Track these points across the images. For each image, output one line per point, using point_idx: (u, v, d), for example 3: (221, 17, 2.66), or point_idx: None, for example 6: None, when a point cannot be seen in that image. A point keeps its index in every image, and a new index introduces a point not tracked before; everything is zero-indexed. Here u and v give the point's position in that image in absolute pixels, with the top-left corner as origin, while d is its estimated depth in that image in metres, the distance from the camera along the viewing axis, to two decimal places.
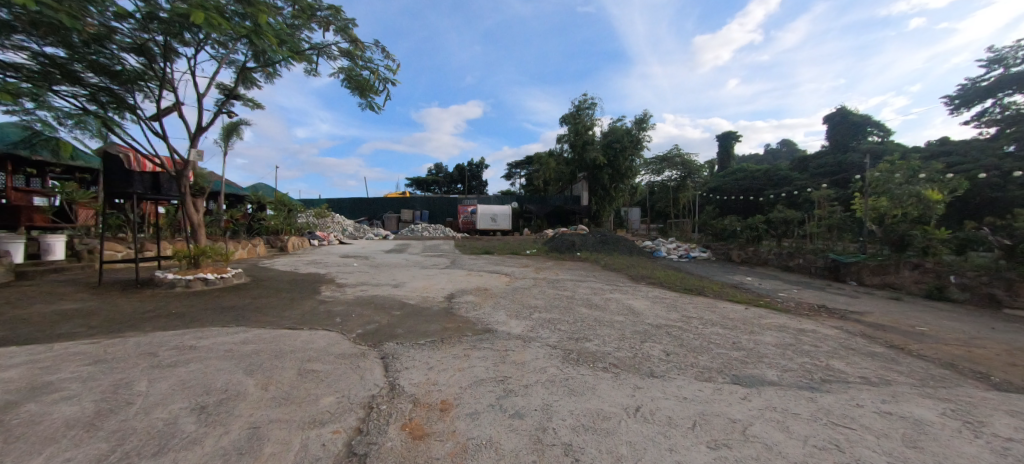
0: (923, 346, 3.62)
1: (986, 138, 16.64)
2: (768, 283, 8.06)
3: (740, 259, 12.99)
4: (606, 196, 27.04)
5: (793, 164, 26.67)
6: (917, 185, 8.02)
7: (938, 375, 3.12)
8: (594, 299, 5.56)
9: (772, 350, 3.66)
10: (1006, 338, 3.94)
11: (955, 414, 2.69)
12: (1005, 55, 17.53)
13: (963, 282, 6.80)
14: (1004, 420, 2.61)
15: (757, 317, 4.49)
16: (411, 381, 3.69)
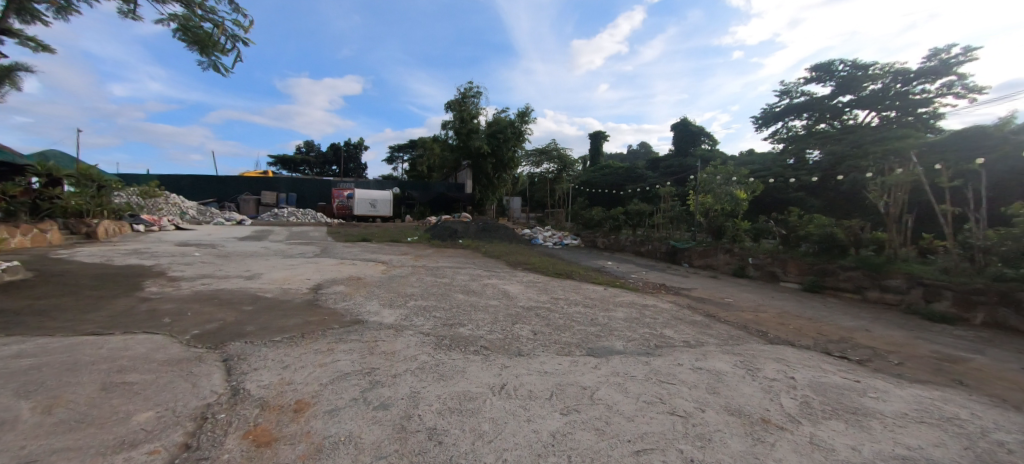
0: (727, 313, 4.52)
1: (777, 152, 21.63)
2: (625, 267, 9.24)
3: (604, 245, 14.67)
4: (489, 185, 27.73)
5: (648, 164, 31.13)
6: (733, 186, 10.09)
7: (736, 335, 3.91)
8: (471, 285, 5.65)
9: (621, 324, 4.17)
10: (778, 303, 5.17)
11: (743, 364, 3.42)
12: (789, 89, 23.02)
13: (757, 262, 8.59)
14: (773, 365, 3.41)
15: (613, 296, 5.07)
16: (259, 383, 3.23)
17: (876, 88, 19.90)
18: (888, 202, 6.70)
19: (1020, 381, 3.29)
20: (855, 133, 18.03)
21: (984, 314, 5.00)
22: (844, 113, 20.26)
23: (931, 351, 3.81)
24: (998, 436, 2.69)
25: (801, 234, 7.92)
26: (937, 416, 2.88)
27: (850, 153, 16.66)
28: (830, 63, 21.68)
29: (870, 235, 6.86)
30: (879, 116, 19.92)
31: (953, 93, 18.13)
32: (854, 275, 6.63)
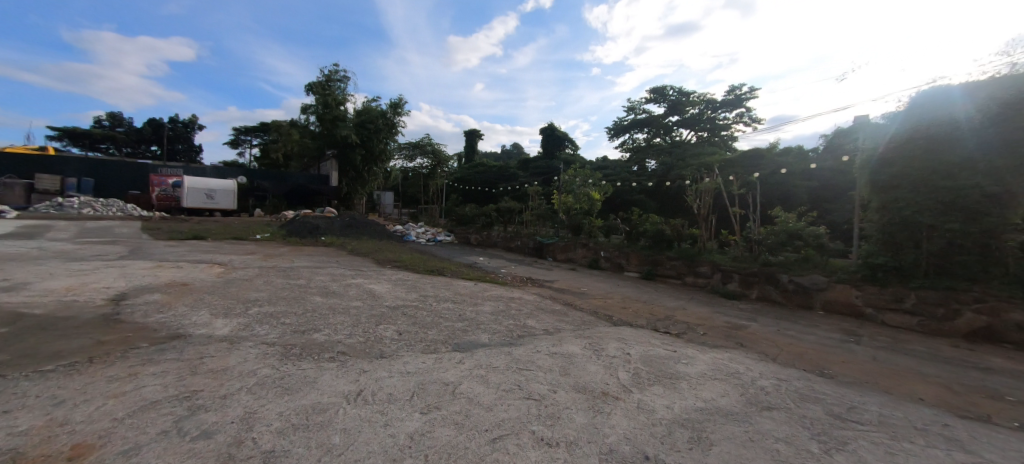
0: (582, 301, 5.07)
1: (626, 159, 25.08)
2: (496, 262, 9.64)
3: (477, 242, 15.35)
4: (358, 178, 26.00)
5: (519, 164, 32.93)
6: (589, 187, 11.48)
7: (587, 320, 4.43)
8: (332, 286, 5.20)
9: (487, 317, 4.32)
10: (622, 290, 6.02)
11: (591, 346, 3.89)
12: (635, 106, 26.71)
13: (608, 256, 9.79)
14: (615, 345, 3.95)
15: (482, 290, 5.21)
16: (7, 431, 2.30)
17: (695, 112, 24.31)
18: (701, 204, 8.35)
19: (774, 338, 4.44)
20: (680, 147, 22.22)
21: (758, 291, 6.62)
22: (673, 131, 24.68)
23: (724, 321, 4.86)
24: (761, 381, 3.57)
25: (640, 231, 9.23)
26: (725, 372, 3.68)
27: (676, 164, 20.04)
28: (663, 88, 25.11)
29: (688, 231, 8.42)
30: (696, 134, 24.40)
31: (743, 122, 23.53)
32: (676, 265, 8.05)
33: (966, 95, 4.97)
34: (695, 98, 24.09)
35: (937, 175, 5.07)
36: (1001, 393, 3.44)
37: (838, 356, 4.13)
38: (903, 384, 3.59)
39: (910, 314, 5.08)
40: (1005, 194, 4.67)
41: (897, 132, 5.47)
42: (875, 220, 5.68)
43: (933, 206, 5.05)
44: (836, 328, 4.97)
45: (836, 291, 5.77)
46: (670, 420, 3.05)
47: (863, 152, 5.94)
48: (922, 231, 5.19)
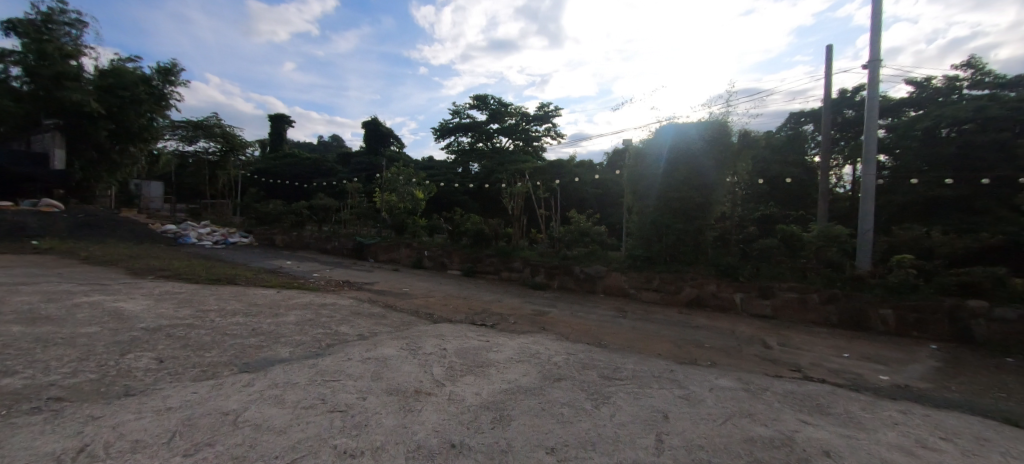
0: (402, 302, 5.22)
1: (451, 161, 25.82)
2: (306, 266, 8.75)
3: (283, 243, 13.64)
4: (98, 161, 19.55)
5: (338, 159, 27.84)
6: (411, 187, 11.81)
7: (407, 321, 4.65)
8: (44, 310, 3.83)
9: (291, 329, 4.11)
10: (441, 288, 6.42)
11: (407, 346, 4.03)
12: (459, 110, 27.26)
13: (430, 255, 9.94)
14: (432, 341, 4.17)
15: (286, 298, 5.12)
16: None
17: (512, 122, 26.02)
18: (514, 205, 9.34)
19: (565, 319, 5.35)
20: (499, 154, 24.02)
21: (558, 281, 7.75)
22: (493, 137, 25.70)
23: (531, 309, 5.62)
24: (555, 358, 4.19)
25: (461, 230, 9.68)
26: (528, 354, 4.20)
27: (496, 170, 22.25)
28: (485, 95, 26.34)
29: (504, 230, 9.21)
30: (513, 143, 26.17)
31: (550, 135, 27.02)
32: (494, 261, 8.75)
33: (701, 136, 6.68)
34: (512, 109, 25.89)
35: (670, 188, 6.83)
36: (702, 342, 4.93)
37: (609, 328, 5.23)
38: (648, 344, 4.79)
39: (657, 291, 6.77)
40: (706, 205, 6.71)
41: (648, 154, 7.11)
42: (637, 221, 7.36)
43: (671, 212, 6.83)
44: (612, 307, 6.28)
45: (612, 278, 7.22)
46: (477, 406, 3.27)
47: (627, 168, 7.53)
48: (661, 229, 6.97)
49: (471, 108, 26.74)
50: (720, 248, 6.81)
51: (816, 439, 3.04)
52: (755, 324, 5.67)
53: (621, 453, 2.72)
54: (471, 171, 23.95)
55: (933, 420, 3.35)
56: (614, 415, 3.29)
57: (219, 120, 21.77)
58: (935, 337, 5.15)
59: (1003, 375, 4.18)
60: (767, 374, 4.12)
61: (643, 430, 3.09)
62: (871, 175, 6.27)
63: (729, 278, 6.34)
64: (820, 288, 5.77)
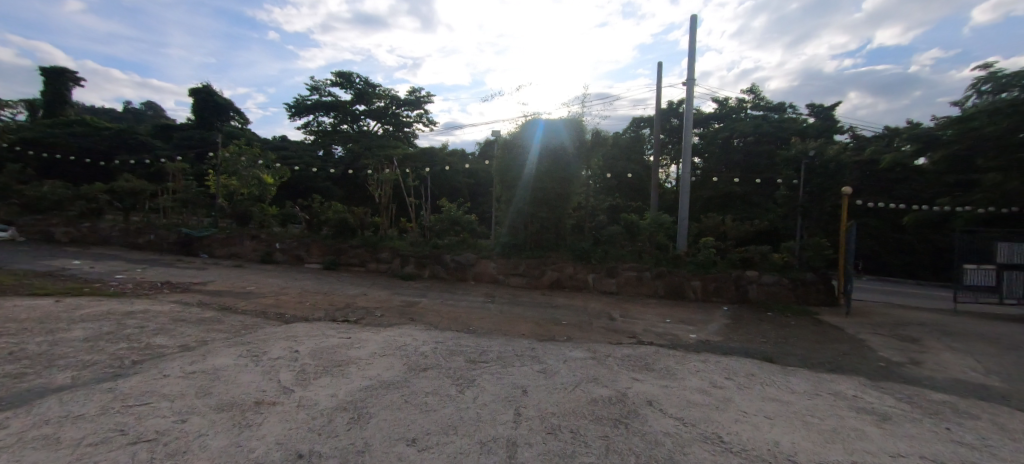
0: (246, 303, 4.92)
1: (309, 142, 23.28)
2: (105, 265, 6.96)
3: (67, 238, 10.54)
4: None
5: (156, 131, 22.47)
6: (257, 169, 10.26)
7: (250, 323, 4.27)
8: None
9: (75, 347, 3.30)
10: (298, 286, 6.05)
11: (246, 353, 3.59)
12: (318, 86, 24.55)
13: (282, 247, 8.87)
14: (279, 345, 3.81)
15: (73, 310, 4.09)
16: None
17: (381, 105, 24.53)
18: (382, 193, 8.93)
19: (432, 307, 5.47)
20: (366, 138, 22.62)
21: (429, 270, 7.74)
22: (360, 119, 23.98)
23: (399, 300, 5.64)
24: (421, 348, 4.16)
25: (322, 219, 8.83)
26: (393, 347, 4.09)
27: (362, 154, 21.02)
28: (349, 73, 24.38)
29: (371, 220, 8.70)
30: (382, 127, 24.78)
31: (422, 122, 26.44)
32: (360, 252, 8.24)
33: (568, 133, 7.28)
34: (381, 91, 24.52)
35: (535, 179, 7.31)
36: (559, 320, 5.48)
37: (477, 313, 5.44)
38: (512, 325, 5.12)
39: (523, 276, 7.27)
40: (566, 195, 7.38)
41: (516, 145, 7.45)
42: (504, 209, 7.73)
43: (535, 201, 7.36)
44: (481, 293, 6.54)
45: (482, 265, 7.49)
46: (332, 407, 2.92)
47: (496, 157, 7.78)
48: (527, 218, 7.45)
49: (333, 85, 24.45)
50: (577, 234, 7.62)
51: (643, 392, 3.66)
52: (603, 300, 6.56)
53: (482, 432, 2.79)
54: (334, 154, 22.47)
55: (721, 364, 4.35)
56: (477, 396, 3.37)
57: None
58: (726, 300, 6.69)
59: (764, 326, 5.66)
60: (610, 342, 4.79)
61: (503, 406, 3.24)
62: (690, 173, 7.69)
63: (582, 261, 7.16)
64: (650, 267, 6.97)
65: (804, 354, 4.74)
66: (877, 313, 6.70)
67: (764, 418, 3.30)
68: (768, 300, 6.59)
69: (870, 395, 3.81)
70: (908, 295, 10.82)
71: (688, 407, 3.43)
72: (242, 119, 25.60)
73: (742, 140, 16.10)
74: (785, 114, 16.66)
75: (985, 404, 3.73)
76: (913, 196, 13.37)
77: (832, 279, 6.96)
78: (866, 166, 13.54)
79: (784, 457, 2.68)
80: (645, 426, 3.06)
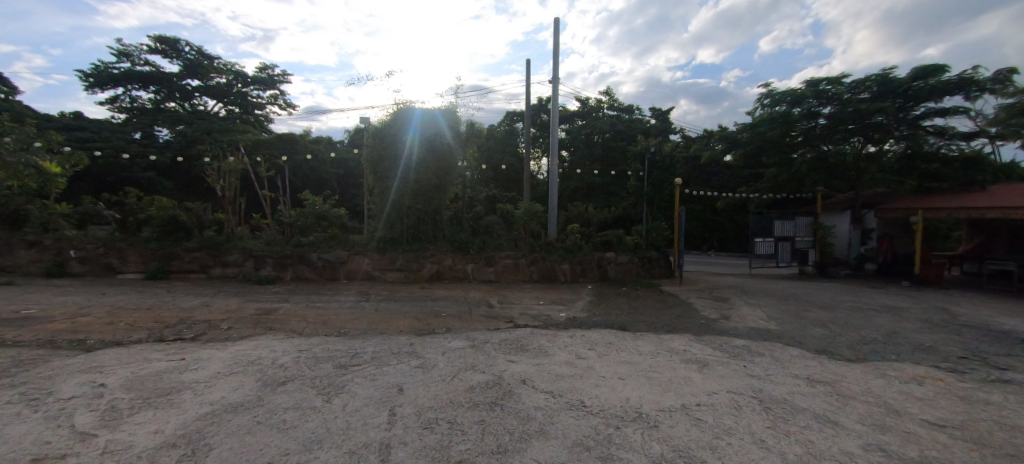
0: (18, 333, 3.80)
1: (119, 122, 18.54)
2: None
3: None
4: None
5: None
6: (32, 154, 7.82)
7: (27, 358, 3.33)
8: None
9: None
10: (110, 304, 4.90)
11: (19, 397, 2.77)
12: (128, 52, 19.59)
13: (82, 256, 7.00)
14: (74, 381, 3.05)
15: None
16: None
17: (221, 81, 20.80)
18: (225, 186, 7.66)
19: (294, 313, 4.99)
20: (204, 120, 18.99)
21: (292, 272, 6.96)
22: (193, 97, 19.97)
23: (254, 309, 5.00)
24: (279, 360, 3.74)
25: (140, 218, 7.20)
26: (243, 364, 3.59)
27: (199, 138, 17.63)
28: (174, 39, 20.01)
29: (212, 217, 7.43)
30: (225, 108, 21.06)
31: (277, 104, 23.24)
32: (198, 256, 6.97)
33: (444, 123, 7.21)
34: (221, 65, 20.78)
35: (411, 170, 7.12)
36: (439, 312, 5.49)
37: (348, 314, 5.12)
38: (388, 323, 4.95)
39: (401, 271, 7.06)
40: (445, 186, 7.35)
41: (388, 134, 7.11)
42: (379, 202, 7.35)
43: (411, 193, 7.18)
44: (355, 292, 6.15)
45: (354, 262, 7.04)
46: (154, 447, 2.40)
47: (367, 146, 7.34)
48: (404, 210, 7.22)
49: (151, 52, 19.81)
50: (455, 225, 7.68)
51: (517, 372, 3.90)
52: (483, 289, 6.80)
53: (352, 440, 2.65)
54: (158, 138, 18.37)
55: (585, 337, 4.89)
56: (346, 403, 3.17)
57: None
58: (591, 279, 7.54)
59: (620, 299, 6.55)
60: (487, 329, 4.98)
61: (376, 409, 3.11)
62: (558, 165, 8.33)
63: (463, 252, 7.26)
64: (527, 254, 7.45)
65: (648, 320, 5.62)
66: (700, 281, 8.32)
67: (618, 379, 3.82)
68: (623, 277, 7.64)
69: (694, 347, 4.72)
70: (722, 264, 13.67)
71: (556, 380, 3.78)
72: (6, 88, 18.96)
73: (601, 137, 18.13)
74: (634, 115, 19.25)
75: (766, 343, 4.94)
76: (725, 186, 16.81)
77: (670, 256, 8.39)
78: (693, 162, 16.52)
79: (633, 411, 3.13)
80: (517, 404, 3.27)
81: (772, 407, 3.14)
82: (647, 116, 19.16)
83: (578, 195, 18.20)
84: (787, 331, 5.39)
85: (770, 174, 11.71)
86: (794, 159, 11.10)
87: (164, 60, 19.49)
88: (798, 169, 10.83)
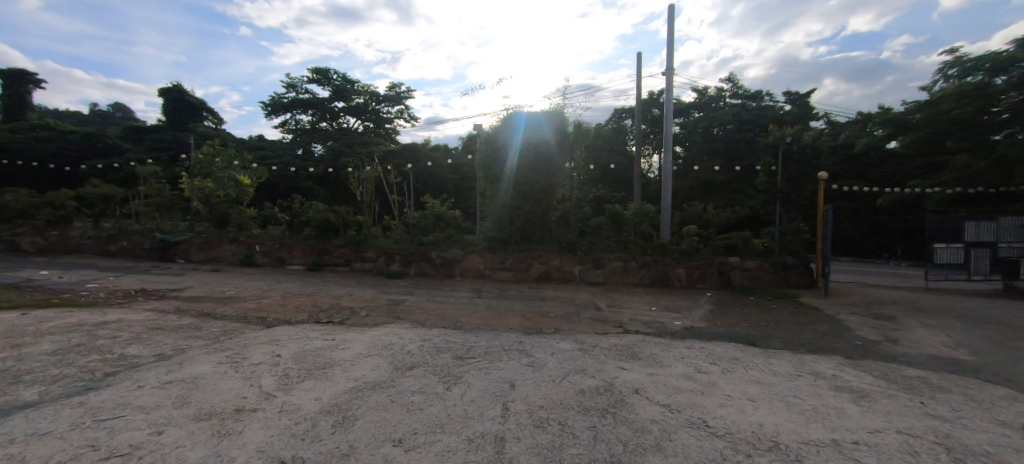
0: (225, 309, 4.91)
1: (288, 141, 22.89)
2: (75, 277, 6.93)
3: (34, 248, 10.31)
4: None
5: (126, 133, 21.72)
6: (234, 170, 10.06)
7: (229, 329, 4.27)
8: None
9: (41, 363, 3.30)
10: (279, 289, 6.03)
11: (225, 359, 3.56)
12: (294, 83, 24.04)
13: (264, 250, 8.75)
14: (260, 350, 3.80)
15: (36, 325, 4.12)
16: None
17: (360, 101, 24.21)
18: (364, 191, 8.85)
19: (415, 305, 5.52)
20: (347, 135, 22.33)
21: (416, 268, 7.72)
22: (339, 116, 23.62)
23: (385, 299, 5.68)
24: (407, 346, 4.16)
25: (303, 219, 8.74)
26: (379, 347, 4.08)
27: (345, 151, 20.84)
28: (327, 69, 23.93)
29: (354, 218, 8.61)
30: (363, 124, 24.44)
31: (403, 118, 26.15)
32: (344, 252, 8.17)
33: (547, 126, 7.28)
34: (360, 87, 24.17)
35: (517, 173, 7.31)
36: (547, 312, 5.52)
37: (464, 309, 5.47)
38: (501, 320, 5.14)
39: (510, 270, 7.32)
40: (551, 187, 7.40)
41: (497, 139, 7.44)
42: (489, 204, 7.73)
43: (518, 195, 7.39)
44: (469, 289, 6.56)
45: (468, 261, 7.51)
46: (316, 411, 2.83)
47: (479, 152, 7.78)
48: (512, 211, 7.47)
49: (311, 82, 24.03)
50: (562, 226, 7.67)
51: (630, 380, 3.70)
52: (590, 290, 6.66)
53: (470, 428, 2.78)
54: (314, 153, 22.19)
55: (706, 350, 4.43)
56: (464, 393, 3.36)
57: None
58: (710, 286, 6.88)
59: (747, 310, 5.81)
60: (597, 332, 4.85)
61: (491, 401, 3.23)
62: (672, 162, 7.74)
63: (569, 253, 7.24)
64: (637, 256, 7.11)
65: (785, 336, 4.87)
66: (854, 293, 6.94)
67: (747, 401, 3.36)
68: (751, 285, 6.78)
69: (849, 373, 3.92)
70: (884, 274, 11.25)
71: (674, 393, 3.48)
72: (216, 120, 24.87)
73: (722, 129, 16.65)
74: (763, 102, 17.10)
75: (958, 377, 3.87)
76: (888, 179, 13.81)
77: (810, 262, 7.19)
78: (843, 151, 13.97)
79: (769, 439, 2.72)
80: (632, 415, 3.08)
81: (970, 460, 2.43)
82: (779, 102, 16.87)
83: (694, 194, 16.81)
84: (990, 364, 4.16)
85: (956, 163, 9.25)
86: (997, 141, 8.66)
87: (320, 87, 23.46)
88: (1003, 154, 8.43)
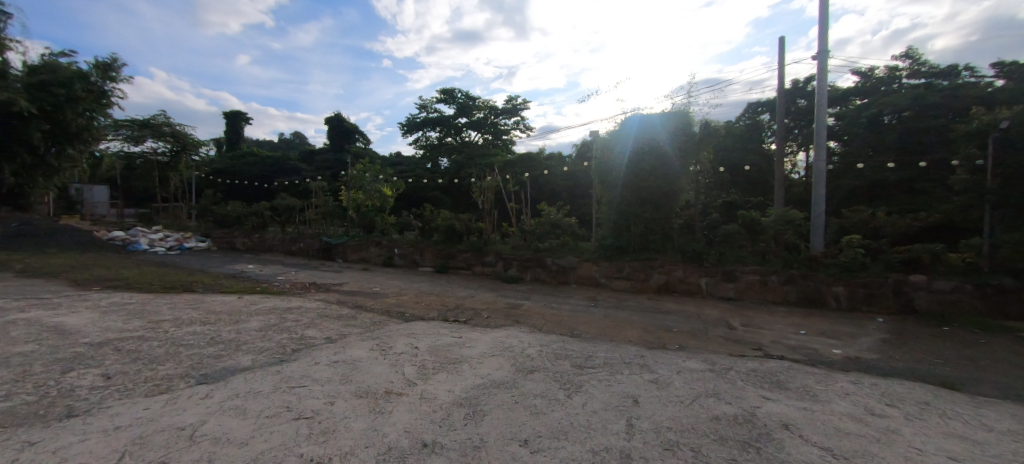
0: (375, 303, 5.72)
1: (418, 156, 25.83)
2: (269, 270, 8.83)
3: (246, 246, 13.45)
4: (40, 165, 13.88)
5: (302, 156, 26.87)
6: (378, 183, 11.71)
7: (377, 320, 4.96)
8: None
9: (252, 337, 4.27)
10: (411, 287, 6.80)
11: (374, 346, 4.15)
12: (425, 104, 27.07)
13: (401, 252, 9.98)
14: (401, 341, 4.33)
15: (251, 307, 5.36)
16: None
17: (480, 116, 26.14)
18: (485, 199, 9.49)
19: (532, 309, 5.69)
20: (469, 148, 24.29)
21: (531, 273, 7.97)
22: (462, 131, 25.80)
23: (504, 303, 5.99)
24: (527, 350, 4.30)
25: (432, 226, 9.74)
26: (500, 348, 4.30)
27: (467, 163, 22.70)
28: (452, 89, 26.43)
29: (475, 225, 9.28)
30: (483, 136, 26.31)
31: (519, 128, 27.37)
32: (467, 256, 8.85)
33: (665, 127, 6.89)
34: (481, 103, 26.10)
35: (633, 178, 7.05)
36: (670, 327, 5.17)
37: (582, 318, 5.44)
38: (622, 331, 4.98)
39: (626, 279, 7.07)
40: (671, 192, 6.96)
41: (612, 145, 7.30)
42: (603, 211, 7.61)
43: (635, 201, 7.11)
44: (585, 297, 6.52)
45: (584, 268, 7.47)
46: (450, 402, 3.10)
47: (593, 159, 7.73)
48: (628, 218, 7.22)
49: (439, 102, 26.77)
50: (686, 234, 7.13)
51: (774, 412, 3.23)
52: (721, 306, 6.05)
53: (594, 440, 2.73)
54: (440, 166, 24.64)
55: (880, 388, 3.64)
56: (585, 403, 3.33)
57: (169, 116, 17.89)
58: (881, 310, 5.66)
59: (937, 342, 4.62)
60: (732, 354, 4.36)
61: (614, 415, 3.14)
62: (824, 160, 6.59)
63: (693, 264, 6.69)
64: (778, 270, 6.23)
65: (1006, 382, 3.72)
66: None
67: (948, 459, 2.64)
68: (943, 311, 5.37)
69: None
70: None
71: (835, 435, 2.93)
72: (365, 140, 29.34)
73: (896, 117, 13.70)
74: (963, 78, 13.60)
75: None
76: None
77: None
78: None
79: None
80: (782, 453, 2.68)
81: None
82: (986, 77, 13.21)
83: (856, 197, 14.08)
84: None
85: None
86: None
87: (446, 106, 26.00)
88: None
